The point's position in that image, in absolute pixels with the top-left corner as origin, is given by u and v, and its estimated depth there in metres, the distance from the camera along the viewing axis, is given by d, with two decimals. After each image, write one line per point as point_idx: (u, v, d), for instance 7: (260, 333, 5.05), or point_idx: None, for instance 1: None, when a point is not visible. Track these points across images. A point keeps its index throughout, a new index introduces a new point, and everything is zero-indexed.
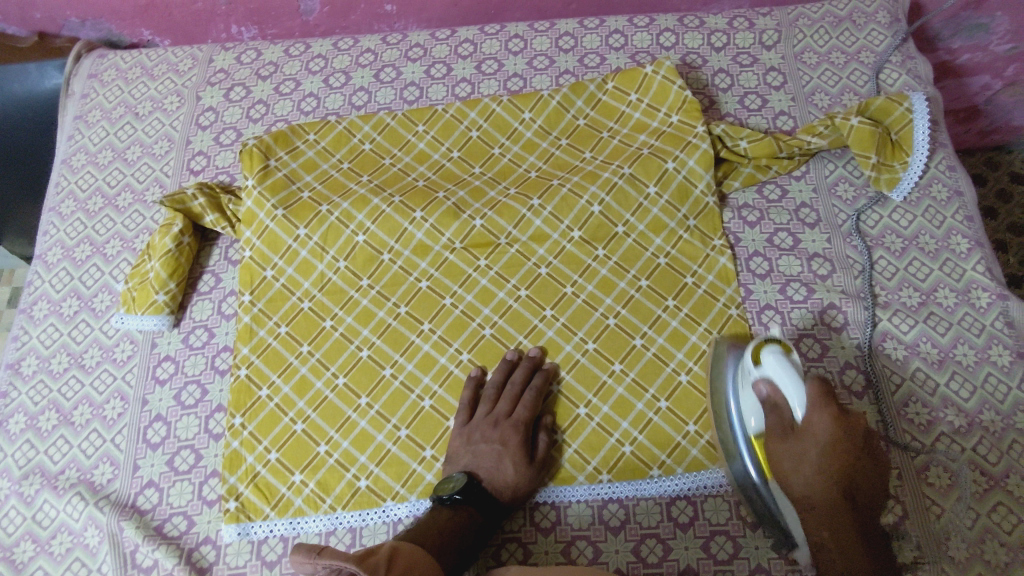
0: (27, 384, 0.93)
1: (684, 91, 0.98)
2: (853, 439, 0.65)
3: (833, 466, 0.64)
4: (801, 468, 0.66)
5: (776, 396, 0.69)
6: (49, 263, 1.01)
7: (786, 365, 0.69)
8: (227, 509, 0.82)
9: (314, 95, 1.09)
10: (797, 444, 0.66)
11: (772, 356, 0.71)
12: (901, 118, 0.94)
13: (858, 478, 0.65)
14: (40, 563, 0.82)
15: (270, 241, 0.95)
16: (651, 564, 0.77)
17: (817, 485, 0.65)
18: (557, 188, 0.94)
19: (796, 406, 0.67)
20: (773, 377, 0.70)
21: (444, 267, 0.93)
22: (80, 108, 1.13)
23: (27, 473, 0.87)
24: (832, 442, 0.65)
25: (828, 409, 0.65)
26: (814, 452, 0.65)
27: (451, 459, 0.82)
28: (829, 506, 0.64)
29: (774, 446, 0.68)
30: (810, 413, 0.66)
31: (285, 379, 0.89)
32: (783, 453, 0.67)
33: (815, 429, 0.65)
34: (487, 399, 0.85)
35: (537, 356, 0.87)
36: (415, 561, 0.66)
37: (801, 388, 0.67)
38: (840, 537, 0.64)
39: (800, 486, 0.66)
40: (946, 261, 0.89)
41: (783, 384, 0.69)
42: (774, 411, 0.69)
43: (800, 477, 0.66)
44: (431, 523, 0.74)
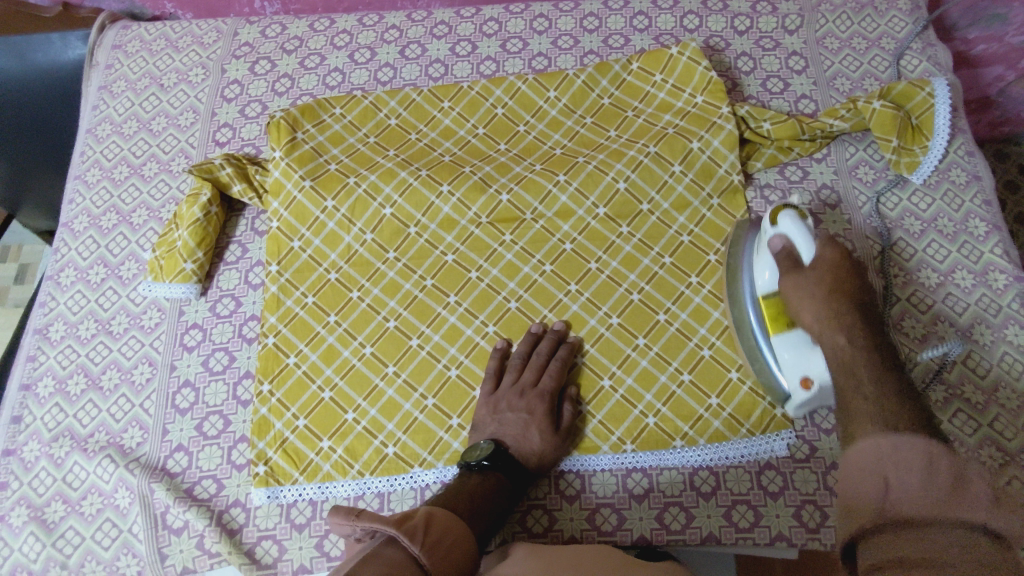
0: (55, 348, 0.93)
1: (709, 72, 0.99)
2: (858, 272, 0.70)
3: (841, 284, 0.68)
4: (811, 291, 0.69)
5: (790, 248, 0.74)
6: (76, 230, 1.01)
7: (801, 224, 0.74)
8: (256, 474, 0.83)
9: (339, 70, 1.10)
10: (808, 274, 0.70)
11: (786, 213, 0.76)
12: (922, 102, 0.95)
13: (866, 306, 0.67)
14: (71, 522, 0.83)
15: (297, 212, 0.96)
16: (675, 531, 0.80)
17: (828, 304, 0.67)
18: (583, 165, 0.96)
19: (806, 250, 0.72)
20: (786, 231, 0.75)
21: (469, 241, 0.94)
22: (105, 79, 1.13)
23: (56, 436, 0.88)
24: (840, 268, 0.69)
25: (836, 246, 0.71)
26: (821, 275, 0.69)
27: (478, 427, 0.83)
28: (841, 318, 0.66)
29: (787, 282, 0.72)
30: (820, 250, 0.71)
31: (313, 347, 0.90)
32: (791, 285, 0.71)
33: (823, 258, 0.70)
34: (513, 368, 0.86)
35: (562, 329, 0.88)
36: (449, 527, 0.63)
37: (812, 240, 0.73)
38: (855, 340, 0.64)
39: (812, 312, 0.68)
40: (965, 244, 0.91)
41: (794, 237, 0.74)
42: (786, 257, 0.73)
43: (811, 303, 0.69)
44: (462, 488, 0.74)
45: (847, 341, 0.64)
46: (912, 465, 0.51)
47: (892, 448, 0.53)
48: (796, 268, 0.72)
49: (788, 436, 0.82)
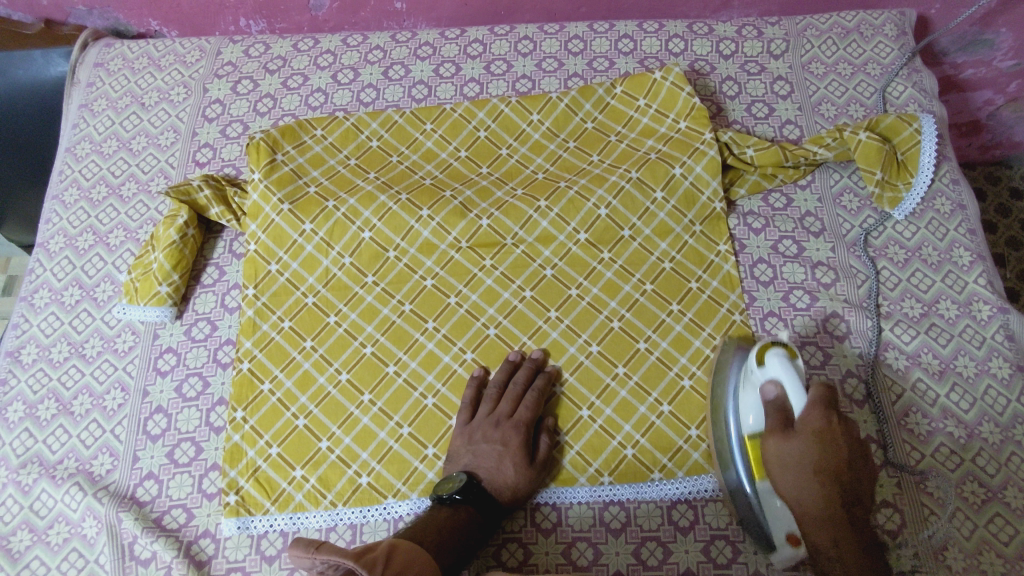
0: (26, 372, 0.92)
1: (692, 98, 0.99)
2: (848, 434, 0.67)
3: (828, 460, 0.65)
4: (797, 465, 0.67)
5: (781, 399, 0.71)
6: (51, 251, 1.00)
7: (791, 368, 0.72)
8: (227, 503, 0.82)
9: (322, 90, 1.09)
10: (797, 445, 0.67)
11: (776, 354, 0.74)
12: (909, 138, 0.95)
13: (853, 479, 0.66)
14: (37, 552, 0.81)
15: (275, 235, 0.94)
16: (652, 567, 0.78)
17: (814, 484, 0.66)
18: (564, 190, 0.95)
19: (798, 407, 0.69)
20: (777, 375, 0.72)
21: (449, 266, 0.93)
22: (86, 97, 1.12)
23: (25, 462, 0.86)
24: (829, 438, 0.66)
25: (827, 410, 0.67)
26: (810, 447, 0.66)
27: (453, 457, 0.82)
28: (829, 507, 0.65)
29: (774, 444, 0.69)
30: (808, 411, 0.68)
31: (288, 373, 0.89)
32: (781, 453, 0.68)
33: (811, 424, 0.67)
34: (490, 398, 0.85)
35: (540, 358, 0.87)
36: (412, 557, 0.66)
37: (802, 390, 0.70)
38: (840, 539, 0.65)
39: (796, 486, 0.67)
40: (948, 273, 0.90)
41: (786, 382, 0.71)
42: (776, 412, 0.71)
43: (797, 477, 0.67)
44: (431, 522, 0.74)
45: (833, 542, 0.65)
46: None
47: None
48: (787, 429, 0.69)
49: None
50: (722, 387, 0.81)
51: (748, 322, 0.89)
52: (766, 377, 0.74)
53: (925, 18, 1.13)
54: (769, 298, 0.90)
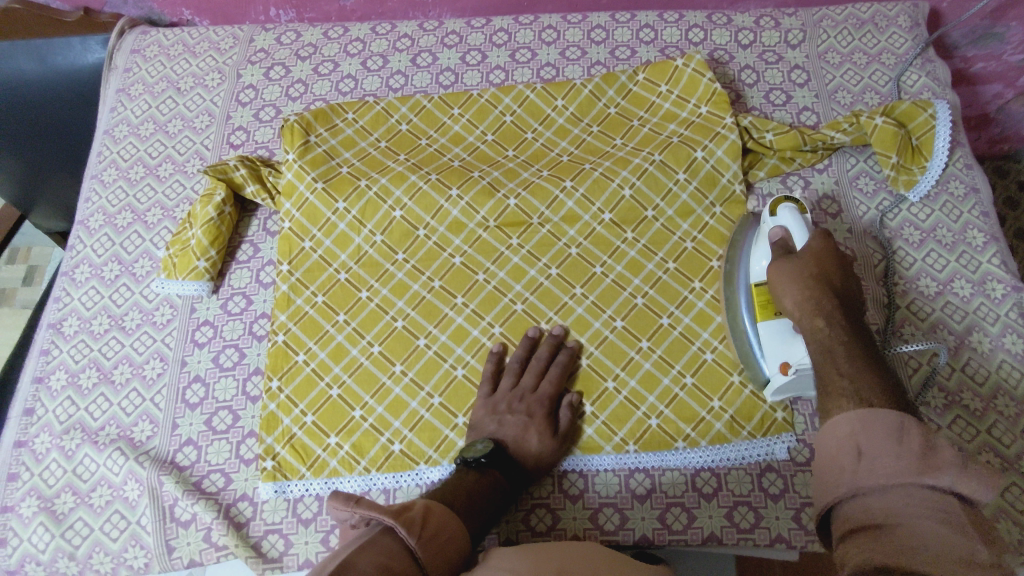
0: (68, 343, 0.95)
1: (713, 84, 1.02)
2: (843, 262, 0.77)
3: (822, 271, 0.75)
4: (794, 275, 0.76)
5: (785, 237, 0.81)
6: (91, 228, 1.03)
7: (797, 216, 0.82)
8: (264, 468, 0.85)
9: (352, 76, 1.12)
10: (798, 263, 0.76)
11: (785, 207, 0.84)
12: (924, 123, 0.97)
13: (847, 293, 0.74)
14: (80, 514, 0.84)
15: (309, 213, 0.98)
16: (676, 531, 0.81)
17: (808, 287, 0.74)
18: (589, 171, 0.98)
19: (799, 240, 0.80)
20: (785, 222, 0.83)
21: (477, 244, 0.96)
22: (123, 82, 1.16)
23: (68, 428, 0.89)
24: (823, 256, 0.76)
25: (825, 237, 0.78)
26: (806, 262, 0.76)
27: (477, 427, 0.84)
28: (821, 302, 0.72)
29: (775, 264, 0.78)
30: (810, 239, 0.78)
31: (322, 345, 0.91)
32: (782, 269, 0.77)
33: (811, 247, 0.77)
34: (513, 372, 0.87)
35: (560, 335, 0.89)
36: (447, 521, 0.64)
37: (805, 231, 0.81)
38: (830, 322, 0.70)
39: (793, 289, 0.75)
40: (963, 254, 0.93)
41: (791, 226, 0.82)
42: (781, 245, 0.80)
43: (793, 285, 0.75)
44: (460, 484, 0.75)
45: (825, 321, 0.70)
46: (886, 436, 0.56)
47: (863, 418, 0.58)
48: (786, 255, 0.79)
49: (787, 439, 0.84)
50: (737, 255, 0.90)
51: None
52: (775, 226, 0.84)
53: (938, 12, 1.16)
54: None
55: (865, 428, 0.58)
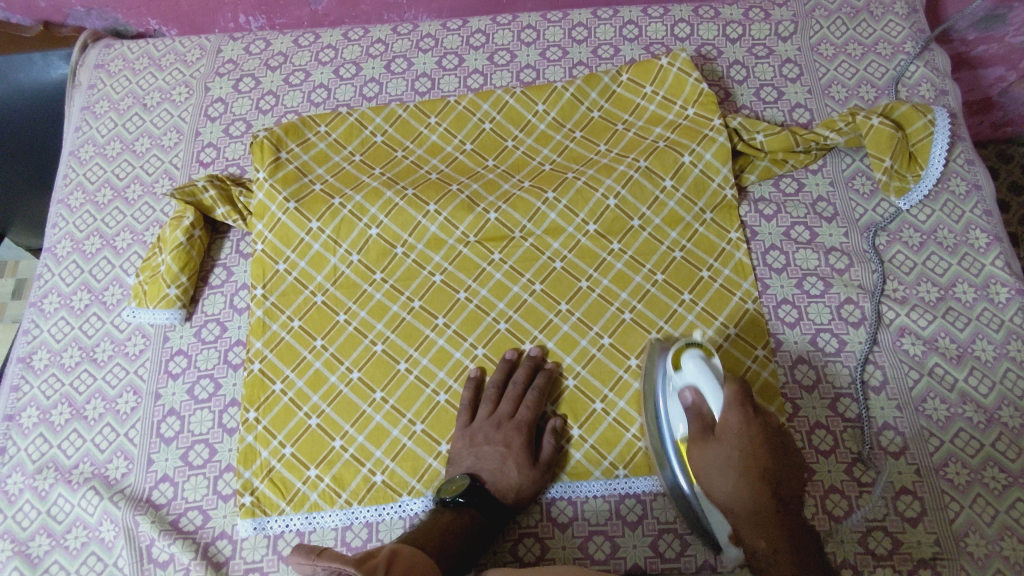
0: (39, 377, 0.92)
1: (700, 84, 0.97)
2: (765, 426, 0.72)
3: (752, 461, 0.70)
4: (723, 467, 0.71)
5: (700, 405, 0.74)
6: (59, 255, 1.00)
7: (705, 371, 0.75)
8: (242, 504, 0.82)
9: (324, 86, 1.08)
10: (719, 450, 0.72)
11: (691, 357, 0.76)
12: (921, 129, 0.92)
13: (776, 470, 0.70)
14: (55, 557, 0.81)
15: (282, 234, 0.94)
16: (669, 559, 0.78)
17: (742, 486, 0.70)
18: (572, 181, 0.94)
19: (716, 406, 0.73)
20: (694, 381, 0.75)
21: (457, 261, 0.92)
22: (88, 99, 1.11)
23: (40, 467, 0.86)
24: (748, 439, 0.71)
25: (742, 409, 0.71)
26: (729, 452, 0.71)
27: (455, 460, 0.82)
28: (754, 506, 0.69)
29: (697, 451, 0.73)
30: (726, 414, 0.72)
31: (299, 373, 0.88)
32: (704, 456, 0.73)
33: (730, 429, 0.71)
34: (490, 398, 0.85)
35: (538, 356, 0.86)
36: (414, 563, 0.64)
37: (719, 388, 0.73)
38: (771, 535, 0.68)
39: (719, 477, 0.71)
40: (965, 256, 0.89)
41: (702, 386, 0.74)
42: (697, 417, 0.74)
43: (723, 483, 0.71)
44: (434, 525, 0.75)
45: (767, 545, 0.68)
46: None
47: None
48: (708, 434, 0.73)
49: None
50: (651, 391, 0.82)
51: (762, 310, 0.88)
52: (684, 381, 0.77)
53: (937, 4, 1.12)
54: (782, 285, 0.89)
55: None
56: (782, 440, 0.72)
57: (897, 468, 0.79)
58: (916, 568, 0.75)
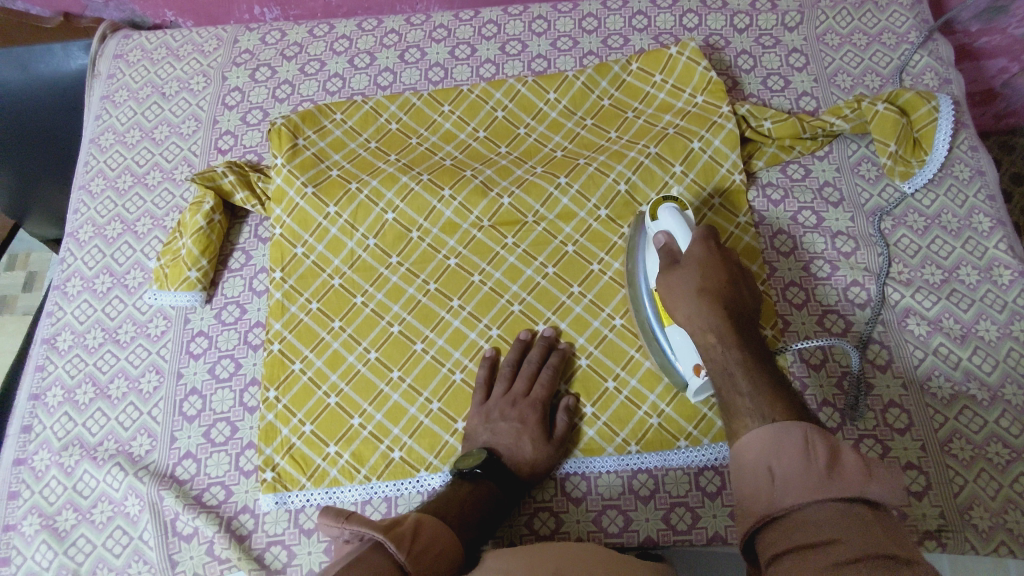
0: (63, 358, 0.94)
1: (708, 72, 0.99)
2: (727, 262, 0.73)
3: (711, 280, 0.70)
4: (683, 286, 0.71)
5: (670, 244, 0.77)
6: (81, 240, 1.02)
7: (679, 217, 0.78)
8: (264, 480, 0.84)
9: (339, 75, 1.10)
10: (681, 272, 0.72)
11: (666, 208, 0.80)
12: (926, 115, 0.94)
13: (735, 294, 0.70)
14: (82, 530, 0.84)
15: (300, 219, 0.96)
16: (681, 531, 0.80)
17: (700, 299, 0.69)
18: (584, 167, 0.96)
19: (684, 243, 0.75)
20: (667, 227, 0.78)
21: (472, 245, 0.94)
22: (107, 88, 1.14)
23: (66, 445, 0.89)
24: (709, 262, 0.72)
25: (705, 241, 0.74)
26: (692, 272, 0.71)
27: (471, 436, 0.84)
28: (712, 313, 0.68)
29: (662, 279, 0.74)
30: (692, 245, 0.74)
31: (318, 353, 0.90)
32: (666, 281, 0.74)
33: (693, 255, 0.73)
34: (505, 376, 0.86)
35: (551, 337, 0.88)
36: (437, 537, 0.64)
37: (689, 231, 0.76)
38: (726, 338, 0.66)
39: (677, 295, 0.71)
40: (969, 239, 0.91)
41: (674, 230, 0.77)
42: (666, 253, 0.76)
43: (685, 298, 0.70)
44: (453, 496, 0.75)
45: (718, 340, 0.67)
46: (793, 454, 0.54)
47: (772, 436, 0.56)
48: (674, 265, 0.75)
49: None
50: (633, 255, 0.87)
51: (770, 292, 0.90)
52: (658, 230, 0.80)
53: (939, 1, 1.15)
54: (789, 268, 0.92)
55: (776, 445, 0.55)
56: (741, 274, 0.73)
57: (903, 444, 0.81)
58: (922, 539, 0.77)
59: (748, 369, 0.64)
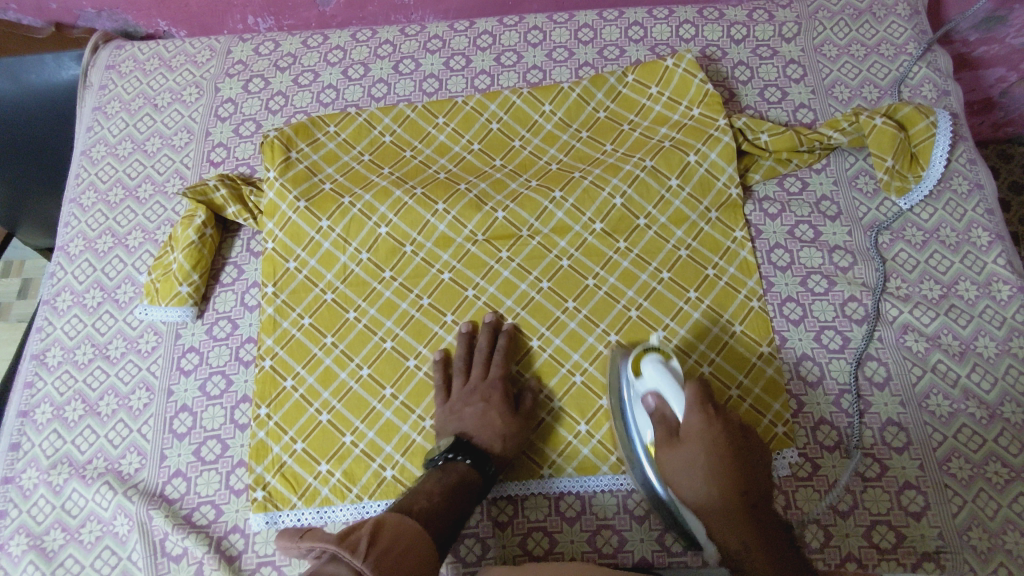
0: (52, 374, 0.93)
1: (705, 85, 0.98)
2: (727, 424, 0.71)
3: (718, 464, 0.69)
4: (689, 470, 0.70)
5: (663, 408, 0.75)
6: (72, 254, 1.01)
7: (664, 372, 0.76)
8: (254, 499, 0.83)
9: (333, 86, 1.09)
10: (683, 451, 0.71)
11: (650, 360, 0.78)
12: (924, 131, 0.93)
13: (742, 469, 0.69)
14: (70, 551, 0.83)
15: (292, 233, 0.95)
16: (676, 553, 0.79)
17: (710, 487, 0.68)
18: (579, 180, 0.95)
19: (677, 408, 0.73)
20: (655, 385, 0.76)
21: (466, 259, 0.93)
22: (99, 99, 1.13)
23: (55, 463, 0.88)
24: (712, 435, 0.70)
25: (703, 408, 0.71)
26: (695, 451, 0.70)
27: (441, 430, 0.84)
28: (725, 502, 0.68)
29: (663, 454, 0.72)
30: (688, 414, 0.71)
31: (309, 370, 0.89)
32: (667, 458, 0.72)
33: (692, 428, 0.71)
34: (459, 369, 0.87)
35: (497, 319, 0.90)
36: (400, 533, 0.64)
37: (679, 391, 0.74)
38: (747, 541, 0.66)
39: (686, 482, 0.70)
40: (967, 254, 0.90)
41: (663, 388, 0.75)
42: (662, 420, 0.74)
43: (694, 484, 0.69)
44: (422, 487, 0.75)
45: (741, 546, 0.66)
46: None
47: None
48: (673, 435, 0.73)
49: (791, 454, 0.82)
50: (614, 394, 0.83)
51: (767, 308, 0.89)
52: (645, 387, 0.77)
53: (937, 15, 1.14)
54: (787, 283, 0.91)
55: None
56: (742, 433, 0.72)
57: (901, 463, 0.80)
58: (920, 561, 0.76)
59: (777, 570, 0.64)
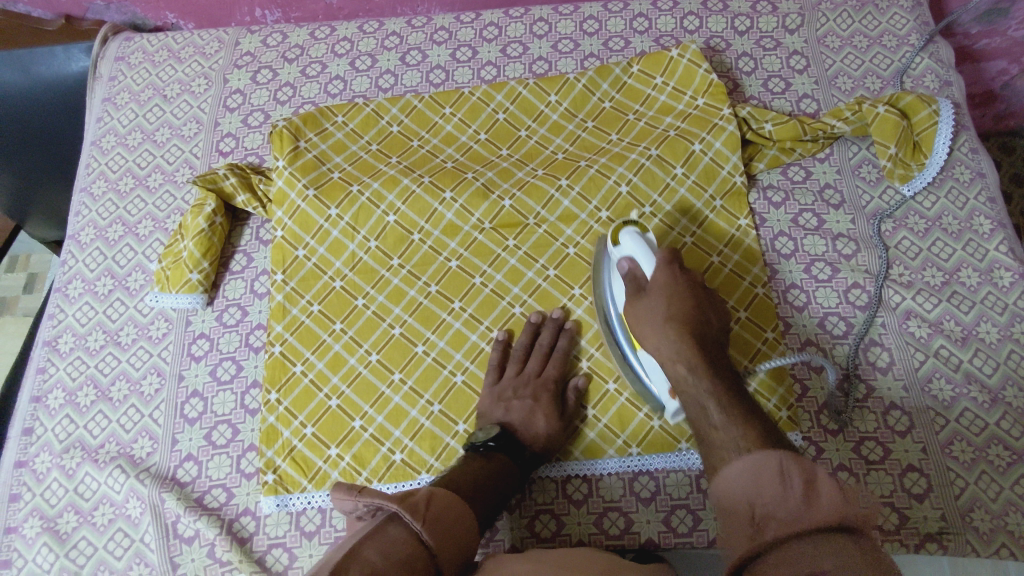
0: (64, 360, 0.94)
1: (709, 75, 0.99)
2: (692, 285, 0.74)
3: (675, 309, 0.71)
4: (651, 317, 0.72)
5: (635, 270, 0.77)
6: (83, 242, 1.02)
7: (639, 241, 0.78)
8: (265, 482, 0.84)
9: (340, 77, 1.10)
10: (648, 301, 0.74)
11: (627, 233, 0.80)
12: (926, 119, 0.94)
13: (702, 319, 0.71)
14: (83, 533, 0.84)
15: (301, 221, 0.96)
16: (682, 534, 0.80)
17: (667, 328, 0.70)
18: (585, 169, 0.96)
19: (648, 269, 0.76)
20: (629, 251, 0.79)
21: (473, 247, 0.94)
22: (108, 91, 1.14)
23: (67, 447, 0.89)
24: (674, 288, 0.73)
25: (670, 267, 0.74)
26: (657, 301, 0.73)
27: (485, 415, 0.85)
28: (679, 341, 0.68)
29: (631, 307, 0.76)
30: (656, 270, 0.75)
31: (319, 355, 0.90)
32: (636, 309, 0.75)
33: (658, 281, 0.74)
34: (516, 361, 0.88)
35: (560, 318, 0.89)
36: (449, 505, 0.64)
37: (651, 255, 0.77)
38: (695, 368, 0.65)
39: (650, 330, 0.72)
40: (969, 242, 0.91)
41: (636, 255, 0.78)
42: (633, 280, 0.77)
43: (654, 324, 0.71)
44: (465, 470, 0.75)
45: (686, 371, 0.66)
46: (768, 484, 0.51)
47: (751, 467, 0.53)
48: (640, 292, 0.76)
49: (795, 437, 0.83)
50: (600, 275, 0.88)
51: (771, 294, 0.90)
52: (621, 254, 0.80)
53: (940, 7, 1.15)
54: (791, 270, 0.92)
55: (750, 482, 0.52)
56: (706, 296, 0.74)
57: (903, 447, 0.81)
58: (923, 542, 0.77)
59: (721, 401, 0.62)
